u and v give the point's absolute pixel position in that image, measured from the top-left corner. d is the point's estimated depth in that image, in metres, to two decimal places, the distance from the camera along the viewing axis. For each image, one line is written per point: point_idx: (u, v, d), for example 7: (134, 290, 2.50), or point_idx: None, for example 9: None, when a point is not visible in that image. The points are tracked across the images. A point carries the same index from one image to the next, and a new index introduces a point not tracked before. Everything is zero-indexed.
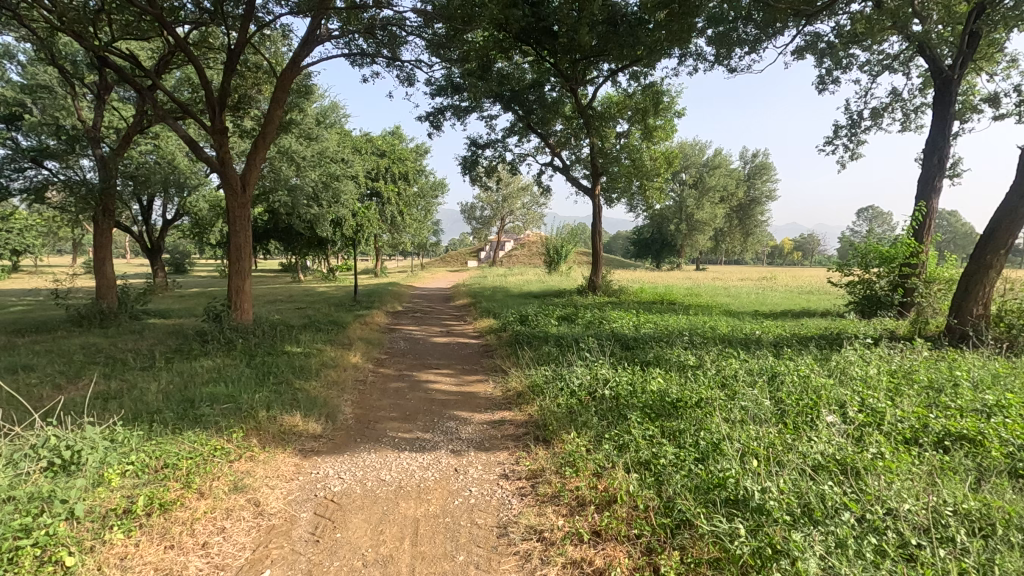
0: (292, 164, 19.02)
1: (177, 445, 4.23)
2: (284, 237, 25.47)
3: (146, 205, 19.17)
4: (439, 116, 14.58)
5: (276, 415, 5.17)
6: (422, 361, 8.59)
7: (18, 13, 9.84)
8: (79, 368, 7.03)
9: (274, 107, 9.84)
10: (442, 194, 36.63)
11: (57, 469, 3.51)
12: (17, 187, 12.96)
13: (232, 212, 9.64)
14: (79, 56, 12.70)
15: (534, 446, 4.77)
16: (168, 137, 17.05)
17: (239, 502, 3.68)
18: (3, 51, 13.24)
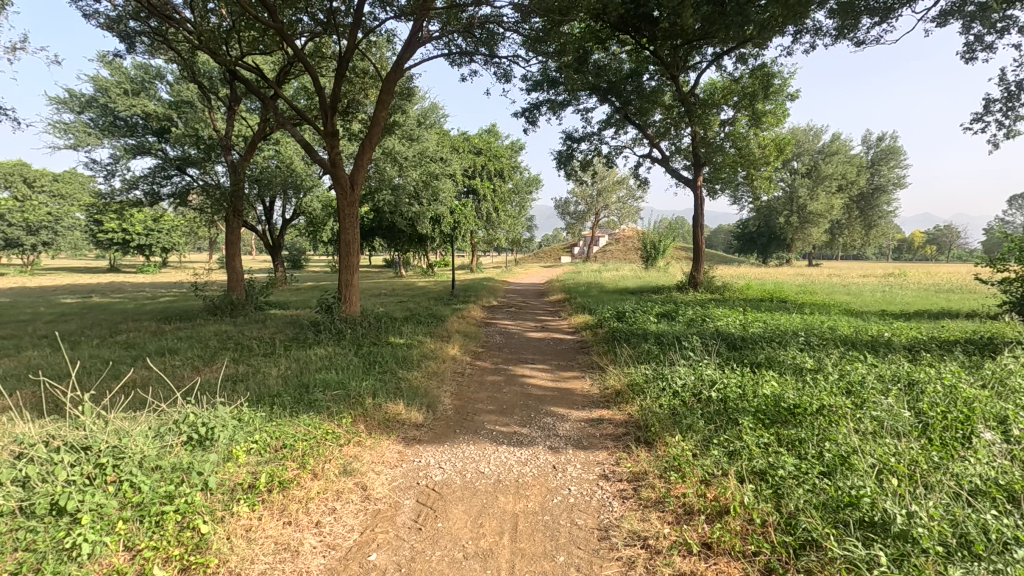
0: (395, 165, 19.93)
1: (294, 428, 4.53)
2: (387, 233, 26.84)
3: (268, 206, 21.01)
4: (535, 111, 14.57)
5: (381, 403, 5.39)
6: (518, 355, 8.62)
7: (166, 37, 11.10)
8: (213, 353, 7.81)
9: (379, 110, 10.30)
10: (536, 190, 36.78)
11: (194, 444, 3.86)
12: (166, 193, 14.71)
13: (342, 211, 10.24)
14: (215, 73, 14.12)
15: (635, 447, 4.57)
16: (287, 142, 18.56)
17: (348, 485, 3.85)
18: (155, 73, 15.06)
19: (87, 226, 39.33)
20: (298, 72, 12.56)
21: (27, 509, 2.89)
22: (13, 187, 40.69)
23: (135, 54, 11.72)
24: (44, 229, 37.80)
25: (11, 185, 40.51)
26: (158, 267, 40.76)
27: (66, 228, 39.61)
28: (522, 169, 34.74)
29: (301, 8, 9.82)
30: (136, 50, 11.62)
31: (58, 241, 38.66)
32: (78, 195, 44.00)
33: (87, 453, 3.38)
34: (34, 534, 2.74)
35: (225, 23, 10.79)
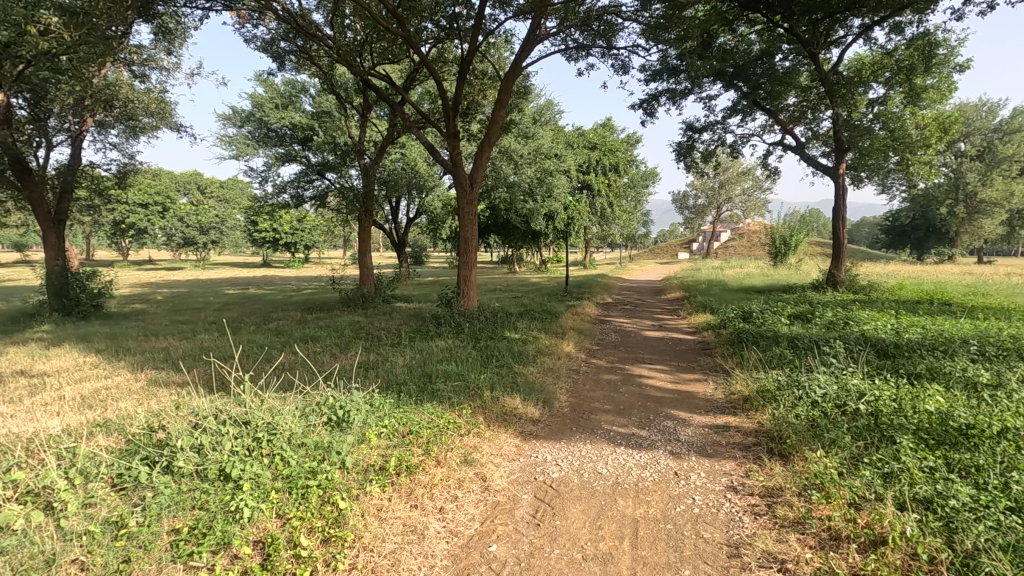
0: (511, 163, 20.31)
1: (419, 415, 4.77)
2: (503, 230, 27.45)
3: (394, 205, 22.43)
4: (653, 102, 14.02)
5: (499, 396, 5.51)
6: (634, 355, 8.36)
7: (310, 54, 12.25)
8: (348, 341, 8.50)
9: (497, 110, 10.52)
10: (653, 183, 35.50)
11: (333, 424, 4.22)
12: (309, 196, 16.29)
13: (462, 209, 10.61)
14: (350, 84, 15.32)
15: (768, 459, 4.20)
16: (412, 145, 19.71)
17: (469, 475, 3.95)
18: (301, 88, 16.72)
19: (245, 227, 44.83)
20: (422, 78, 13.23)
21: (202, 473, 3.33)
22: (190, 194, 47.53)
23: (284, 72, 13.08)
24: (213, 229, 43.73)
25: (189, 193, 47.31)
26: (302, 263, 45.35)
27: (229, 228, 45.50)
28: (638, 163, 33.71)
29: (427, 17, 10.31)
30: (285, 68, 12.95)
31: (224, 240, 44.55)
32: (239, 199, 50.27)
33: (248, 427, 3.83)
34: (206, 495, 3.14)
35: (359, 36, 11.63)
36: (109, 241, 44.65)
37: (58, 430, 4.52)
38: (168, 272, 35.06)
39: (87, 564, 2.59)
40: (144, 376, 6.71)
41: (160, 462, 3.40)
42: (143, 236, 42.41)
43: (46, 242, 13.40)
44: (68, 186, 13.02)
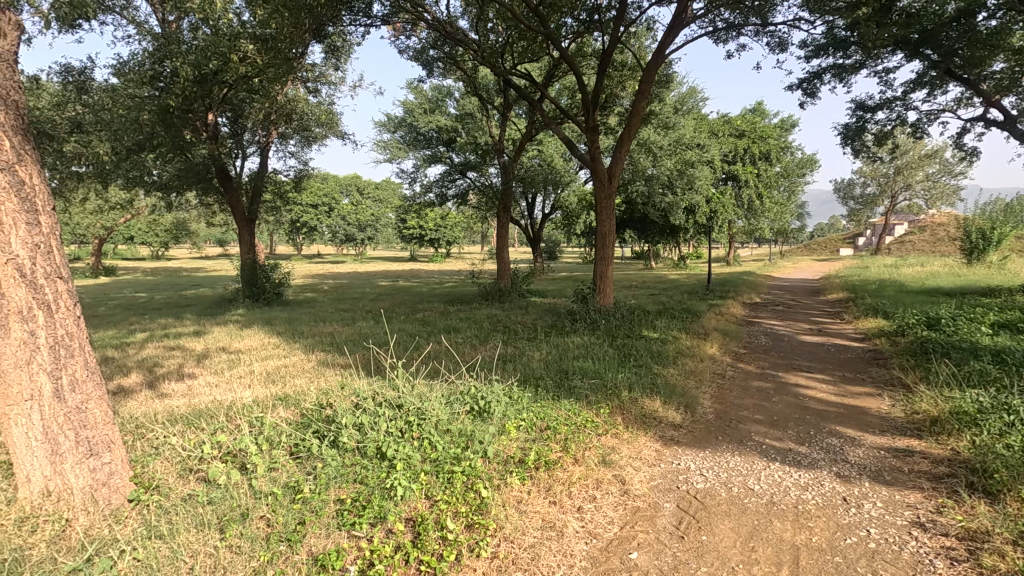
0: (650, 155, 19.59)
1: (557, 411, 4.77)
2: (639, 225, 26.62)
3: (531, 202, 22.82)
4: (816, 81, 12.55)
5: (638, 397, 5.32)
6: (789, 361, 7.58)
7: (455, 58, 12.89)
8: (486, 333, 8.83)
9: (638, 101, 10.16)
10: (811, 172, 31.98)
11: (475, 414, 4.38)
12: (452, 194, 17.19)
13: (599, 203, 10.43)
14: (491, 84, 15.86)
15: (967, 495, 3.52)
16: (550, 142, 19.99)
17: (607, 476, 3.84)
18: (447, 92, 17.73)
19: (396, 224, 48.87)
20: (560, 74, 13.25)
21: (361, 450, 3.64)
22: (351, 195, 52.98)
23: (433, 77, 13.92)
24: (369, 227, 48.35)
25: (350, 194, 52.80)
26: (444, 258, 48.24)
27: (383, 226, 49.95)
28: (793, 149, 30.60)
29: (567, 12, 10.28)
30: (433, 74, 13.78)
31: (378, 236, 49.01)
32: (391, 199, 54.90)
33: (401, 410, 4.11)
34: (365, 471, 3.42)
35: (501, 38, 11.97)
36: (288, 239, 51.50)
37: (250, 400, 5.26)
38: (333, 266, 39.49)
39: (271, 520, 2.95)
40: (314, 357, 7.59)
41: (328, 436, 3.79)
42: (314, 233, 48.24)
43: (240, 238, 15.74)
44: (258, 190, 15.13)
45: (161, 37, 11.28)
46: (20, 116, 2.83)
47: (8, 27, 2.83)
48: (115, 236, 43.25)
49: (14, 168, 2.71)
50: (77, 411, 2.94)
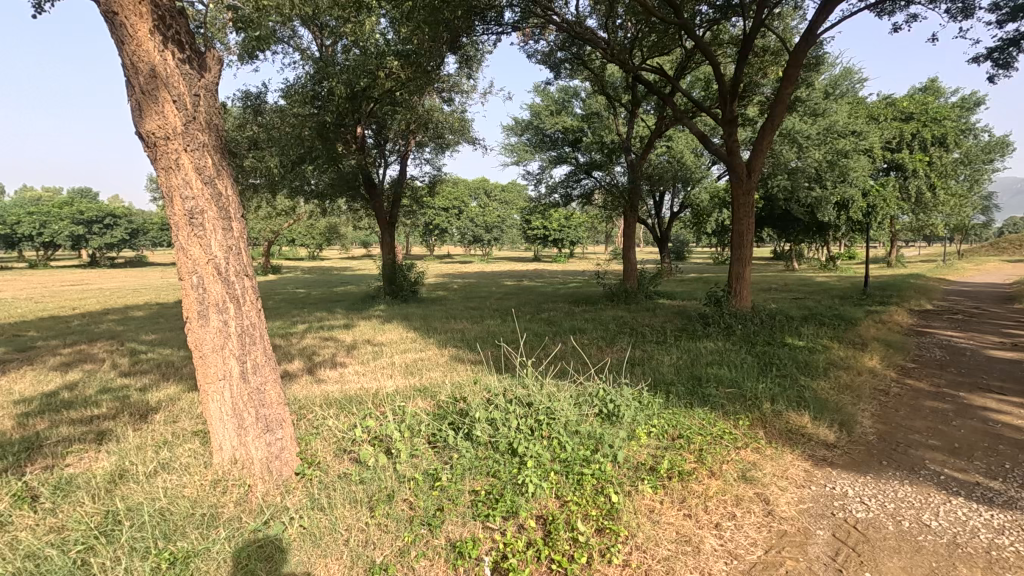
0: (794, 147, 17.91)
1: (690, 420, 4.54)
2: (780, 223, 24.47)
3: (659, 200, 22.00)
4: (1011, 49, 10.58)
5: (781, 411, 4.87)
6: (974, 380, 6.46)
7: (583, 58, 12.84)
8: (613, 335, 8.67)
9: (784, 87, 9.30)
10: (1003, 157, 27.05)
11: (604, 417, 4.32)
12: (576, 194, 17.11)
13: (737, 200, 9.74)
14: (619, 81, 15.54)
15: None
16: (680, 137, 19.21)
17: (749, 493, 3.56)
18: (573, 92, 17.76)
19: (521, 225, 50.01)
20: (693, 65, 12.60)
21: (493, 444, 3.76)
22: (480, 199, 55.21)
23: (560, 79, 14.01)
24: (496, 228, 49.95)
25: (479, 197, 55.09)
26: (568, 258, 48.42)
27: (509, 227, 51.34)
28: (978, 131, 26.11)
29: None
30: (560, 76, 13.85)
31: (504, 237, 50.50)
32: (516, 200, 56.32)
33: (531, 408, 4.16)
34: (498, 466, 3.53)
35: (630, 33, 11.69)
36: (422, 240, 55.05)
37: (392, 390, 5.69)
38: (462, 265, 41.40)
39: (413, 503, 3.16)
40: (447, 353, 8.00)
41: (462, 428, 3.96)
42: (445, 235, 51.04)
43: (382, 240, 17.13)
44: (398, 195, 16.33)
45: (320, 61, 12.61)
46: (219, 137, 3.31)
47: (212, 62, 3.30)
48: (281, 239, 49.46)
49: (214, 181, 3.19)
50: (256, 392, 3.38)
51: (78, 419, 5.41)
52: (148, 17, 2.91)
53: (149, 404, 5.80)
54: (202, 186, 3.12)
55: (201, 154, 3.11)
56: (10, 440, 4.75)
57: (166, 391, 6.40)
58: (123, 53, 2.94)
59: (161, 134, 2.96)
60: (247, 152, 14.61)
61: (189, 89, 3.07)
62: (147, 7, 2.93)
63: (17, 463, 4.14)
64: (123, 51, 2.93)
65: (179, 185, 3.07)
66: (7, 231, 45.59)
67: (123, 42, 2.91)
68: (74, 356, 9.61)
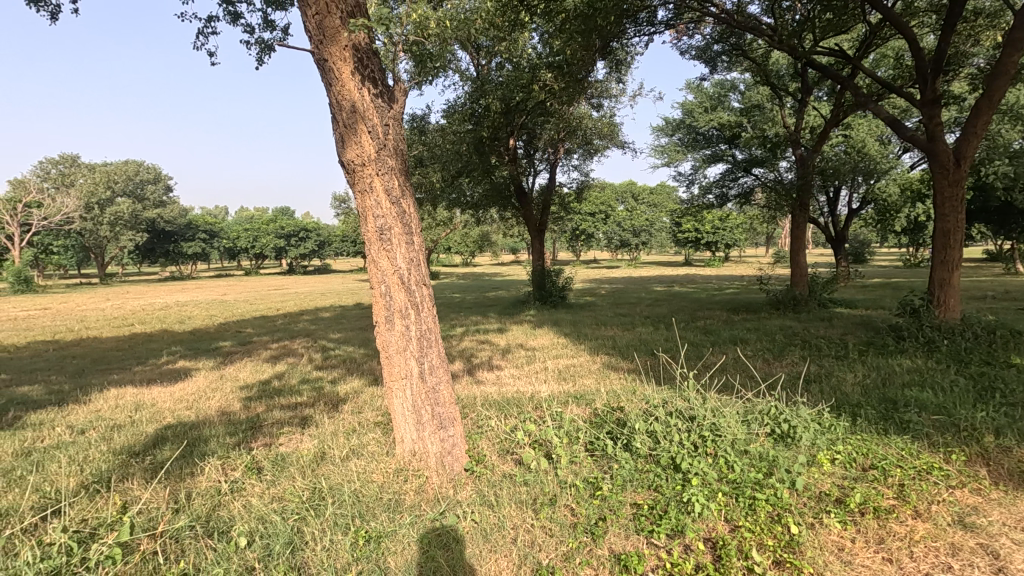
0: (1020, 125, 14.75)
1: (884, 449, 3.97)
2: (998, 218, 20.30)
3: (833, 196, 19.60)
4: None
5: (1011, 447, 4.01)
6: None
7: (744, 49, 11.93)
8: (781, 347, 7.92)
9: (1007, 55, 7.71)
10: None
11: (776, 438, 3.98)
12: (734, 194, 15.95)
13: (940, 193, 8.31)
14: (785, 69, 14.19)
15: None
16: (860, 124, 17.00)
17: (969, 543, 2.92)
18: (731, 85, 16.65)
19: (670, 228, 48.08)
20: (880, 41, 11.03)
21: (655, 458, 3.65)
22: (626, 202, 54.23)
23: (717, 73, 13.20)
24: (643, 232, 48.55)
25: (626, 201, 54.12)
26: (722, 261, 45.38)
27: (658, 230, 49.60)
28: None
29: None
30: (717, 70, 13.08)
31: (652, 241, 48.90)
32: (665, 202, 54.27)
33: (694, 422, 3.96)
34: (660, 480, 3.41)
35: (800, 15, 10.59)
36: (568, 246, 55.66)
37: (548, 394, 5.83)
38: (609, 271, 40.89)
39: (575, 510, 3.19)
40: (599, 360, 7.96)
41: (621, 439, 3.91)
42: (591, 240, 50.99)
43: (532, 247, 17.63)
44: (548, 203, 16.66)
45: (476, 80, 13.40)
46: (404, 160, 3.69)
47: (400, 94, 3.69)
48: (438, 247, 53.47)
49: (400, 200, 3.55)
50: (432, 391, 3.68)
51: (287, 404, 6.40)
52: (350, 60, 3.37)
53: (340, 395, 6.66)
54: (390, 205, 3.51)
55: (390, 177, 3.49)
56: (240, 419, 5.78)
57: (351, 384, 7.29)
58: (332, 93, 3.44)
59: (359, 161, 3.40)
60: (413, 169, 16.07)
61: (381, 120, 3.47)
62: (350, 52, 3.40)
63: (246, 439, 5.02)
64: (332, 91, 3.43)
65: (372, 205, 3.49)
66: (230, 245, 55.73)
67: (332, 84, 3.41)
68: (280, 350, 11.39)
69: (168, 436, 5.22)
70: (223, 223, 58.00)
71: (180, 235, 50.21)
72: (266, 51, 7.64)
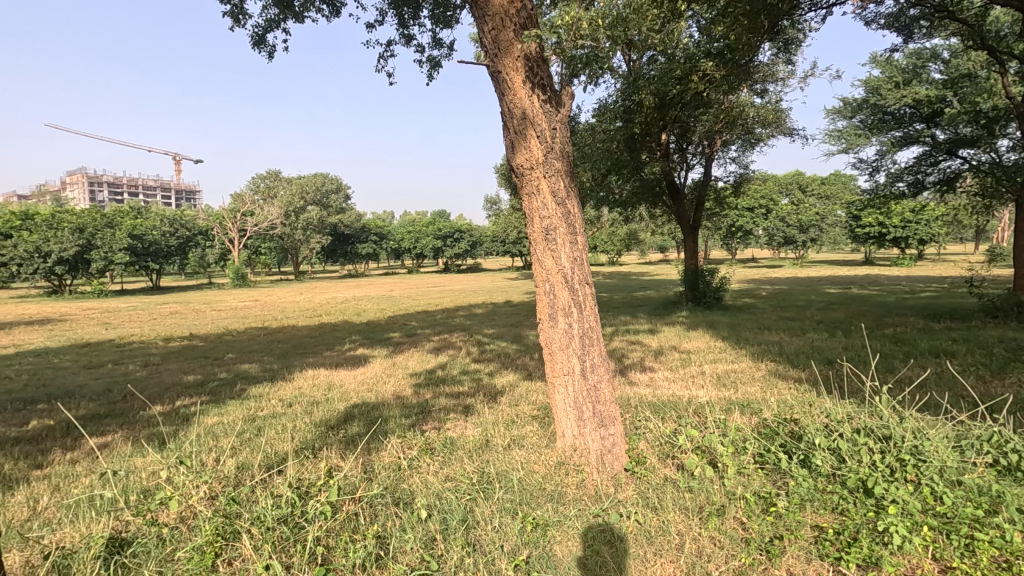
0: None
1: None
2: None
3: None
4: None
5: None
6: None
7: (951, 10, 10.08)
8: (1002, 363, 6.60)
9: None
10: None
11: (1002, 470, 3.33)
12: (933, 180, 13.65)
13: None
14: (1009, 27, 11.73)
15: None
16: None
17: None
18: (930, 54, 14.24)
19: (846, 221, 42.55)
20: None
21: (840, 479, 3.28)
22: (792, 195, 49.16)
23: (913, 42, 11.36)
24: (813, 227, 43.60)
25: (791, 194, 49.11)
26: (914, 260, 38.99)
27: (831, 225, 43.48)
28: None
29: None
30: (913, 38, 11.28)
31: (824, 237, 43.61)
32: (840, 193, 48.16)
33: (889, 442, 3.48)
34: (847, 504, 3.06)
35: None
36: (723, 243, 52.13)
37: (707, 400, 5.56)
38: (771, 270, 37.49)
39: (746, 524, 3.01)
40: (764, 366, 7.37)
41: (797, 454, 3.58)
42: (750, 237, 47.23)
43: (685, 246, 16.84)
44: (703, 199, 15.79)
45: (628, 76, 13.15)
46: (570, 161, 3.78)
47: (566, 97, 3.79)
48: None
49: (565, 202, 3.66)
50: (593, 389, 3.72)
51: (451, 393, 6.94)
52: (521, 69, 3.56)
53: (498, 387, 7.05)
54: (555, 206, 3.63)
55: (556, 179, 3.61)
56: (412, 403, 6.41)
57: (507, 378, 7.67)
58: (505, 102, 3.68)
59: (529, 165, 3.58)
60: None
61: (549, 124, 3.61)
62: (522, 62, 3.60)
63: (419, 421, 5.57)
64: (505, 100, 3.66)
65: (539, 206, 3.66)
66: (396, 246, 61.58)
67: (505, 94, 3.65)
68: (441, 342, 12.35)
69: (355, 414, 5.99)
70: (390, 226, 64.29)
71: (356, 237, 56.78)
72: (436, 66, 8.34)
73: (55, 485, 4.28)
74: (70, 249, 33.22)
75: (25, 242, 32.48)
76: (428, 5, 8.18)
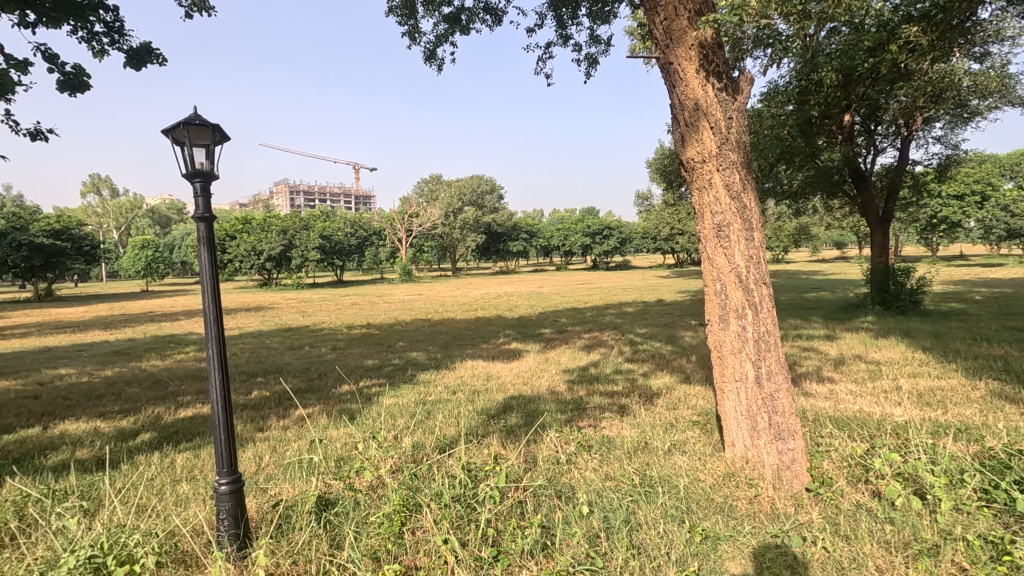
0: None
1: None
2: None
3: None
4: None
5: None
6: None
7: None
8: None
9: None
10: None
11: None
12: None
13: None
14: None
15: None
16: None
17: None
18: None
19: None
20: None
21: None
22: (1019, 177, 40.24)
23: None
24: None
25: (1018, 176, 40.21)
26: None
27: None
28: None
29: None
30: None
31: None
32: None
33: None
34: None
35: None
36: (921, 237, 44.53)
37: (905, 419, 4.81)
38: (986, 270, 31.06)
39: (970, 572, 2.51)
40: (982, 385, 6.15)
41: None
42: (958, 229, 39.72)
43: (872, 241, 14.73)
44: (896, 187, 13.64)
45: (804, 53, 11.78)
46: (747, 152, 3.52)
47: (745, 83, 3.52)
48: None
49: (741, 196, 3.41)
50: (770, 398, 3.44)
51: (605, 391, 6.90)
52: (695, 59, 3.41)
53: (654, 389, 6.83)
54: (729, 201, 3.41)
55: (730, 172, 3.39)
56: (567, 399, 6.49)
57: (663, 380, 7.40)
58: (676, 94, 3.57)
59: (700, 159, 3.43)
60: None
61: (724, 114, 3.40)
62: (695, 51, 3.44)
63: (575, 417, 5.62)
64: (676, 92, 3.55)
65: (710, 201, 3.48)
66: (546, 244, 62.82)
67: (676, 86, 3.53)
68: (592, 340, 12.33)
69: (512, 405, 6.25)
70: (540, 224, 65.74)
71: (508, 236, 59.00)
72: (593, 64, 8.33)
73: (273, 446, 5.12)
74: (276, 248, 39.49)
75: (245, 242, 39.32)
76: (587, 3, 8.17)
